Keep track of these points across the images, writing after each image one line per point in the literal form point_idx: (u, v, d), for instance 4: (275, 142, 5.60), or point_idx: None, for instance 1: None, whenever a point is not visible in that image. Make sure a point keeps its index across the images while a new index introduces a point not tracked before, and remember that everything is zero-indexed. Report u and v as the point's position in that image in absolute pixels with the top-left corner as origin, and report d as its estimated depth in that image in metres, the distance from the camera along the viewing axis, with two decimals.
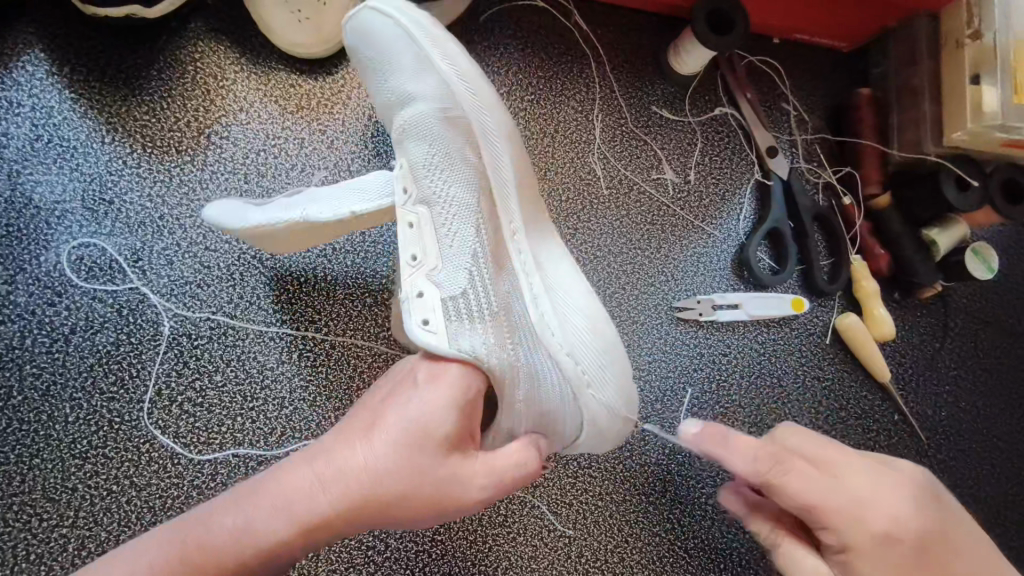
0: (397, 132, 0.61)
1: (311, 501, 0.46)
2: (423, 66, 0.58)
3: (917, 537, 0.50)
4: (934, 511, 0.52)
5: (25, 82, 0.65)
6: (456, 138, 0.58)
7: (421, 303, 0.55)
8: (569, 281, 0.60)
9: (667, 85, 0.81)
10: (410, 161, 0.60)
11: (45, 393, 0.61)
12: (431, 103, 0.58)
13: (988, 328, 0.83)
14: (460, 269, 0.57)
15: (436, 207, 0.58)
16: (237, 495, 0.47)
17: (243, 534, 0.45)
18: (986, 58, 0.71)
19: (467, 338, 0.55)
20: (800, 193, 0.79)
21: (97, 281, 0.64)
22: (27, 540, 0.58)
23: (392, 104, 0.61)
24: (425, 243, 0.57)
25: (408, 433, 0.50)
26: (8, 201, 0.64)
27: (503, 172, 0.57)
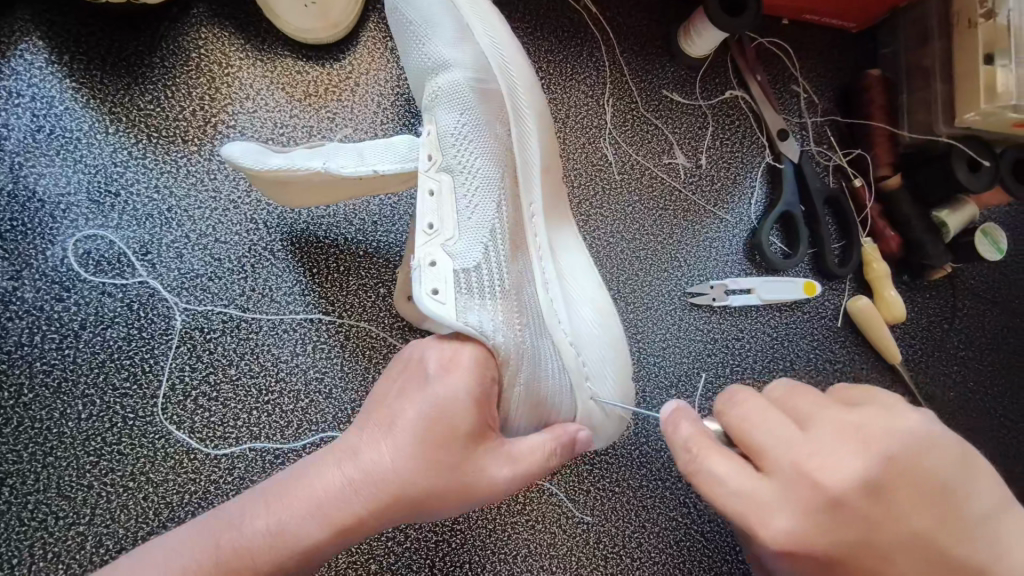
0: (429, 98, 0.62)
1: (341, 501, 0.45)
2: (465, 37, 0.61)
3: (844, 546, 0.39)
4: (863, 514, 0.39)
5: (24, 71, 0.63)
6: (485, 111, 0.60)
7: (433, 272, 0.53)
8: (584, 273, 0.65)
9: (677, 67, 0.80)
10: (439, 128, 0.60)
11: (56, 390, 0.60)
12: (465, 73, 0.60)
13: (996, 309, 0.83)
14: (477, 242, 0.56)
15: (459, 176, 0.58)
16: (264, 497, 0.46)
17: (276, 538, 0.44)
18: (999, 37, 0.70)
19: (476, 314, 0.53)
20: (812, 176, 0.78)
21: (106, 274, 0.63)
22: (43, 539, 0.58)
23: (426, 70, 0.62)
24: (442, 213, 0.56)
25: (432, 429, 0.48)
26: (12, 194, 0.62)
27: (529, 153, 0.61)
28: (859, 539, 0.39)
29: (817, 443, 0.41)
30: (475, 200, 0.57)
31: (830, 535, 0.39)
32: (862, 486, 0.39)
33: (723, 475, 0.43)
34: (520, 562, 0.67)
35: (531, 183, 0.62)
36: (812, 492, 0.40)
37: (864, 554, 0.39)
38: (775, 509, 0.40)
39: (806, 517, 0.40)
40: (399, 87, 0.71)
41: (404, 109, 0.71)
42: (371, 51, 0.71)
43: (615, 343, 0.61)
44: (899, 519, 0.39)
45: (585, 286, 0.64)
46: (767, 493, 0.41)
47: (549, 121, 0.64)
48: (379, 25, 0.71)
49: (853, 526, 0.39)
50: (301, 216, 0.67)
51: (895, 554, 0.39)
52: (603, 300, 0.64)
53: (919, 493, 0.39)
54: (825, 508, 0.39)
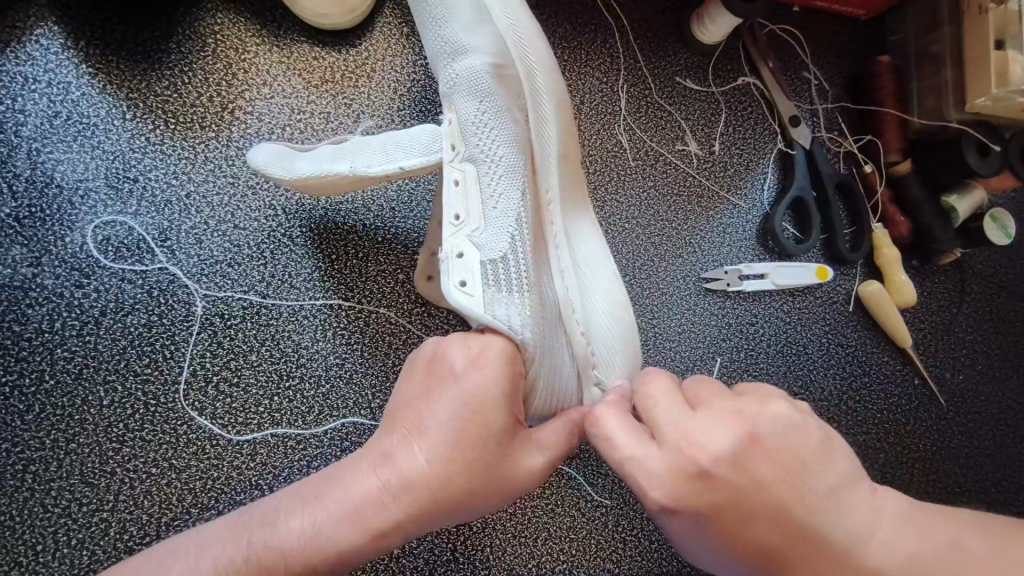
0: (446, 84, 0.61)
1: (376, 503, 0.45)
2: (484, 20, 0.60)
3: (714, 511, 0.41)
4: (728, 482, 0.41)
5: (40, 56, 0.63)
6: (504, 95, 0.60)
7: (461, 264, 0.54)
8: (597, 259, 0.64)
9: (690, 54, 0.81)
10: (459, 116, 0.60)
11: (78, 376, 0.60)
12: (483, 58, 0.60)
13: (1002, 293, 0.85)
14: (502, 233, 0.55)
15: (483, 165, 0.58)
16: (300, 500, 0.47)
17: (311, 543, 0.44)
18: (1010, 23, 0.72)
19: (503, 307, 0.52)
20: (824, 163, 0.79)
21: (125, 260, 0.62)
22: (67, 526, 0.57)
23: (445, 54, 0.62)
24: (469, 205, 0.56)
25: (462, 428, 0.47)
26: (29, 180, 0.62)
27: (547, 138, 0.60)
28: (728, 506, 0.41)
29: (697, 420, 0.43)
30: (500, 188, 0.57)
31: (700, 500, 0.41)
32: (731, 460, 0.41)
33: (623, 445, 0.44)
34: (540, 545, 0.67)
35: (549, 169, 0.60)
36: (690, 464, 0.41)
37: (729, 520, 0.41)
38: (656, 476, 0.42)
39: (679, 483, 0.41)
40: (415, 73, 0.71)
41: (421, 96, 0.71)
42: (387, 37, 0.71)
43: (629, 331, 0.60)
44: (762, 489, 0.40)
45: (597, 272, 0.62)
46: (653, 464, 0.42)
47: (566, 103, 0.63)
48: (396, 11, 0.71)
49: (720, 495, 0.41)
50: (319, 203, 0.67)
51: (754, 521, 0.41)
52: (613, 287, 0.62)
53: (782, 469, 0.41)
54: (697, 478, 0.41)
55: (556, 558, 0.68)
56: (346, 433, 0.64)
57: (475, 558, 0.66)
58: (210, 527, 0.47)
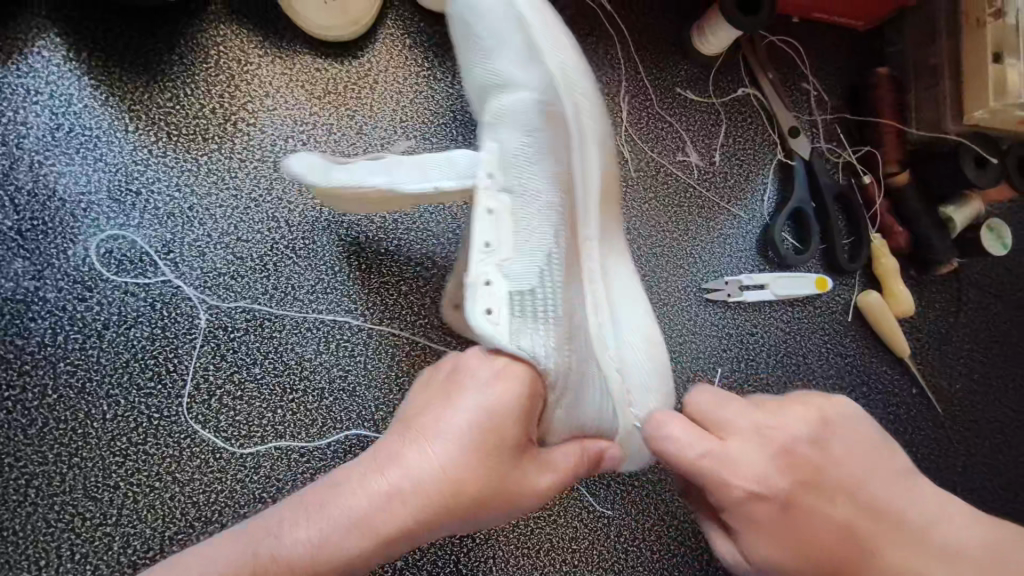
0: (488, 114, 0.61)
1: (388, 509, 0.43)
2: (533, 57, 0.62)
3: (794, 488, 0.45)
4: (808, 461, 0.45)
5: (41, 68, 0.63)
6: (548, 132, 0.60)
7: (488, 293, 0.54)
8: (631, 300, 0.64)
9: (691, 65, 0.81)
10: (501, 145, 0.59)
11: (80, 390, 0.60)
12: (531, 93, 0.61)
13: (999, 302, 0.85)
14: (533, 265, 0.55)
15: (518, 198, 0.57)
16: (304, 507, 0.44)
17: (318, 550, 0.41)
18: (1008, 38, 0.73)
19: (530, 337, 0.52)
20: (823, 174, 0.79)
21: (126, 273, 0.62)
22: (69, 540, 0.57)
23: (489, 83, 0.62)
24: (500, 234, 0.56)
25: (480, 436, 0.47)
26: (31, 193, 0.61)
27: (590, 177, 0.62)
28: (811, 481, 0.45)
29: (770, 409, 0.48)
30: (536, 221, 0.57)
31: (786, 477, 0.45)
32: (809, 441, 0.46)
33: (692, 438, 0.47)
34: (542, 556, 0.68)
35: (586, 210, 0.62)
36: (763, 447, 0.46)
37: (810, 497, 0.45)
38: (741, 458, 0.45)
39: (767, 463, 0.45)
40: (417, 85, 0.71)
41: (423, 108, 0.71)
42: (389, 49, 0.71)
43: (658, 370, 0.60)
44: (834, 465, 0.45)
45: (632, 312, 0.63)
46: (730, 450, 0.46)
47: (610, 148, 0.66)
48: (397, 23, 0.71)
49: (808, 471, 0.45)
50: (322, 215, 0.67)
51: (831, 498, 0.45)
52: (652, 329, 0.62)
53: (853, 451, 0.46)
54: (782, 455, 0.45)
55: (558, 568, 0.68)
56: (349, 445, 0.64)
57: (478, 569, 0.66)
58: (204, 543, 0.43)
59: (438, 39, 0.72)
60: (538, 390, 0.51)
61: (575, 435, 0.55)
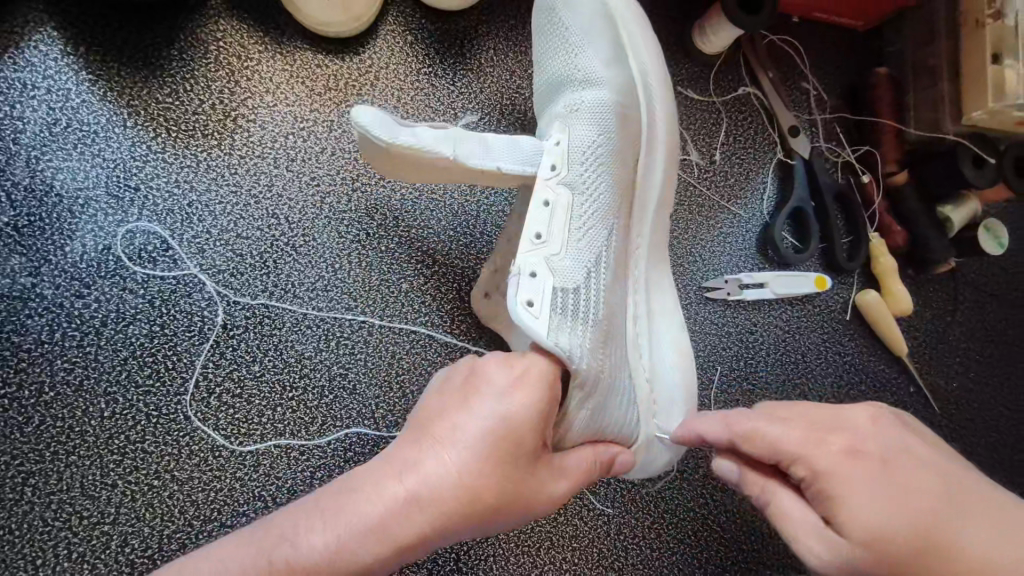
0: (566, 105, 0.63)
1: (404, 515, 0.41)
2: (616, 68, 0.64)
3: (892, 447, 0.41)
4: (901, 429, 0.42)
5: (38, 62, 0.62)
6: (620, 140, 0.62)
7: (533, 283, 0.54)
8: (667, 315, 0.66)
9: (692, 64, 0.81)
10: (569, 140, 0.60)
11: (78, 388, 0.59)
12: (609, 97, 0.63)
13: (995, 301, 0.86)
14: (581, 264, 0.57)
15: (578, 195, 0.59)
16: (318, 511, 0.41)
17: (334, 557, 0.39)
18: (1006, 37, 0.73)
19: (567, 336, 0.52)
20: (823, 173, 0.80)
21: (148, 266, 0.62)
22: (67, 539, 0.57)
23: (571, 80, 0.64)
24: (554, 225, 0.57)
25: (499, 442, 0.45)
26: (28, 188, 0.61)
27: (649, 189, 0.66)
28: (907, 445, 0.41)
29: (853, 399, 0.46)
30: (589, 222, 0.58)
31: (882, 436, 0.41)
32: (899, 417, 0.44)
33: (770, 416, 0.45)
34: (543, 554, 0.68)
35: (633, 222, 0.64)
36: (856, 414, 0.43)
37: (911, 460, 0.40)
38: (833, 420, 0.43)
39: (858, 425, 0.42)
40: (418, 82, 0.71)
41: (424, 105, 0.70)
42: (390, 45, 0.70)
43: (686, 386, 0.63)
44: (928, 441, 0.42)
45: (668, 326, 0.66)
46: (820, 416, 0.43)
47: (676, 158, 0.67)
48: (399, 19, 0.71)
49: (900, 436, 0.42)
50: (323, 212, 0.67)
51: (932, 465, 0.40)
52: (683, 344, 0.65)
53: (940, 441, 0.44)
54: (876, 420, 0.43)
55: (559, 566, 0.68)
56: (349, 443, 0.63)
57: (478, 568, 0.66)
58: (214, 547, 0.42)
59: (440, 37, 0.72)
60: (557, 396, 0.50)
61: (591, 439, 0.54)
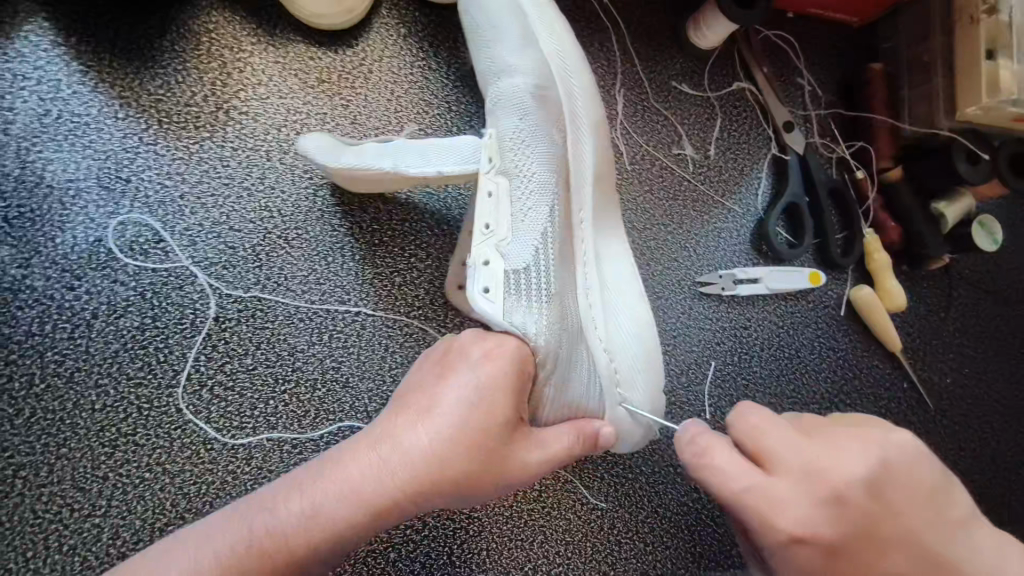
0: (491, 101, 0.62)
1: (378, 483, 0.44)
2: (529, 43, 0.62)
3: (847, 538, 0.42)
4: (863, 510, 0.42)
5: (30, 54, 0.62)
6: (544, 112, 0.60)
7: (487, 271, 0.54)
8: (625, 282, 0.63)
9: (687, 59, 0.81)
10: (499, 130, 0.60)
11: (69, 380, 0.59)
12: (525, 77, 0.61)
13: (989, 298, 0.86)
14: (528, 246, 0.56)
15: (516, 179, 0.58)
16: (300, 481, 0.45)
17: (310, 521, 0.43)
18: (1001, 32, 0.73)
19: (522, 314, 0.54)
20: (817, 168, 0.80)
21: (139, 258, 0.62)
22: (57, 532, 0.56)
23: (491, 73, 0.63)
24: (499, 214, 0.56)
25: (471, 416, 0.47)
26: (19, 179, 0.60)
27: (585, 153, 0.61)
28: (866, 528, 0.42)
29: (830, 446, 0.44)
30: (530, 202, 0.57)
31: (840, 525, 0.42)
32: (868, 484, 0.43)
33: (740, 474, 0.45)
34: (536, 549, 0.67)
35: (580, 188, 0.60)
36: (815, 498, 0.43)
37: (864, 547, 0.42)
38: (788, 505, 0.43)
39: (813, 512, 0.43)
40: (412, 75, 0.70)
41: (418, 98, 0.70)
42: (384, 38, 0.70)
43: (648, 357, 0.59)
44: (895, 515, 0.43)
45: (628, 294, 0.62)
46: (781, 492, 0.44)
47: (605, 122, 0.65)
48: (393, 12, 0.71)
49: (857, 521, 0.42)
50: (316, 204, 0.66)
51: (888, 553, 0.42)
52: (643, 308, 0.62)
53: (913, 493, 0.44)
54: (836, 500, 0.43)
55: (552, 561, 0.68)
56: (342, 437, 0.63)
57: (471, 561, 0.66)
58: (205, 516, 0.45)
59: (434, 29, 0.72)
60: (529, 372, 0.52)
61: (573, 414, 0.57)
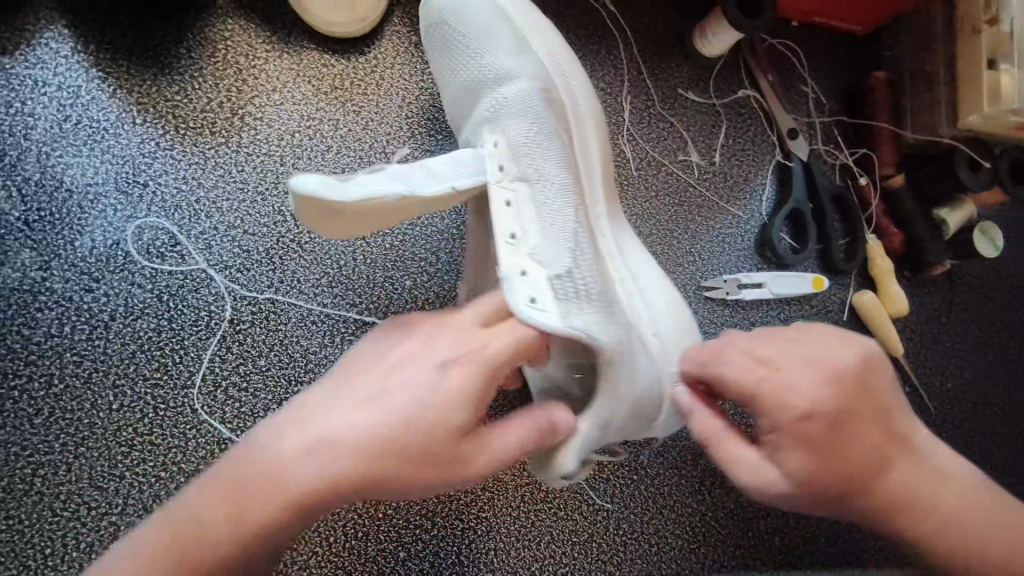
0: (490, 108, 0.61)
1: (307, 478, 0.44)
2: (523, 48, 0.61)
3: (848, 412, 0.47)
4: (852, 390, 0.47)
5: (49, 60, 0.63)
6: (550, 115, 0.60)
7: (524, 282, 0.53)
8: (646, 265, 0.62)
9: (693, 67, 0.82)
10: (506, 138, 0.59)
11: (87, 380, 0.60)
12: (529, 79, 0.60)
13: (990, 303, 0.87)
14: (562, 249, 0.56)
15: (536, 185, 0.58)
16: (229, 469, 0.44)
17: (234, 515, 0.43)
18: (1002, 43, 0.74)
19: (579, 318, 0.52)
20: (820, 174, 0.80)
21: (155, 261, 0.63)
22: (76, 529, 0.58)
23: (486, 80, 0.62)
24: (523, 224, 0.56)
25: (419, 412, 0.47)
26: (39, 183, 0.62)
27: (590, 151, 0.62)
28: (854, 406, 0.47)
29: (819, 343, 0.50)
30: (556, 204, 0.57)
31: (842, 400, 0.47)
32: (859, 370, 0.49)
33: (782, 363, 0.49)
34: (543, 549, 0.68)
35: (591, 187, 0.61)
36: (810, 374, 0.48)
37: (850, 422, 0.47)
38: (795, 383, 0.47)
39: (822, 390, 0.47)
40: (423, 82, 0.72)
41: (429, 104, 0.71)
42: (396, 45, 0.71)
43: (685, 333, 0.57)
44: (881, 397, 0.49)
45: (653, 279, 0.61)
46: (787, 375, 0.48)
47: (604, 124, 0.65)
48: (405, 20, 0.72)
49: (860, 398, 0.48)
50: None
51: (866, 429, 0.47)
52: (669, 287, 0.61)
53: (886, 383, 0.50)
54: (834, 379, 0.47)
55: (559, 560, 0.69)
56: None
57: (479, 561, 0.67)
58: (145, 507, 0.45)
59: None
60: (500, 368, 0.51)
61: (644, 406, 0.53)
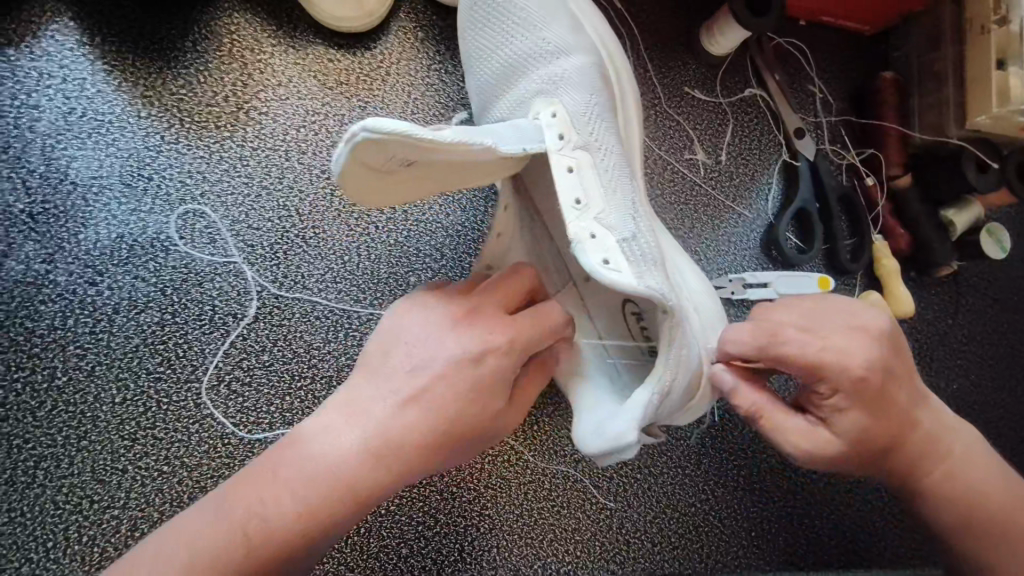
0: (544, 78, 0.60)
1: (362, 475, 0.46)
2: (575, 33, 0.63)
3: (892, 374, 0.50)
4: (894, 354, 0.51)
5: (55, 52, 0.63)
6: (603, 97, 0.61)
7: (595, 243, 0.50)
8: (680, 258, 0.64)
9: (700, 65, 0.82)
10: (563, 106, 0.57)
11: (90, 374, 0.60)
12: (583, 61, 0.61)
13: (997, 304, 0.87)
14: (623, 215, 0.54)
15: (597, 151, 0.56)
16: (279, 475, 0.45)
17: (299, 517, 0.44)
18: (1011, 43, 0.74)
19: (648, 279, 0.50)
20: (827, 174, 0.80)
21: (160, 255, 0.63)
22: (78, 523, 0.57)
23: (538, 51, 0.61)
24: (586, 188, 0.53)
25: (456, 401, 0.48)
26: (43, 176, 0.62)
27: (632, 142, 0.65)
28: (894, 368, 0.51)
29: (851, 308, 0.52)
30: (613, 172, 0.56)
31: (890, 363, 0.50)
32: (891, 330, 0.52)
33: (831, 333, 0.50)
34: (546, 547, 0.68)
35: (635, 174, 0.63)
36: (863, 340, 0.50)
37: (894, 382, 0.51)
38: (854, 352, 0.49)
39: (874, 355, 0.49)
40: (429, 77, 0.71)
41: (435, 100, 0.71)
42: (401, 41, 0.71)
43: (719, 317, 0.59)
44: (909, 356, 0.52)
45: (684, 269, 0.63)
46: (841, 342, 0.49)
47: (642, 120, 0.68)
48: (411, 16, 0.72)
49: (898, 358, 0.51)
50: (332, 204, 0.67)
51: (903, 388, 0.51)
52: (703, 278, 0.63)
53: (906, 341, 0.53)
54: (880, 340, 0.50)
55: (562, 559, 0.68)
56: None
57: (482, 559, 0.66)
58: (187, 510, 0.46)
59: (452, 32, 0.72)
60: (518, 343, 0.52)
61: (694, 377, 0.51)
